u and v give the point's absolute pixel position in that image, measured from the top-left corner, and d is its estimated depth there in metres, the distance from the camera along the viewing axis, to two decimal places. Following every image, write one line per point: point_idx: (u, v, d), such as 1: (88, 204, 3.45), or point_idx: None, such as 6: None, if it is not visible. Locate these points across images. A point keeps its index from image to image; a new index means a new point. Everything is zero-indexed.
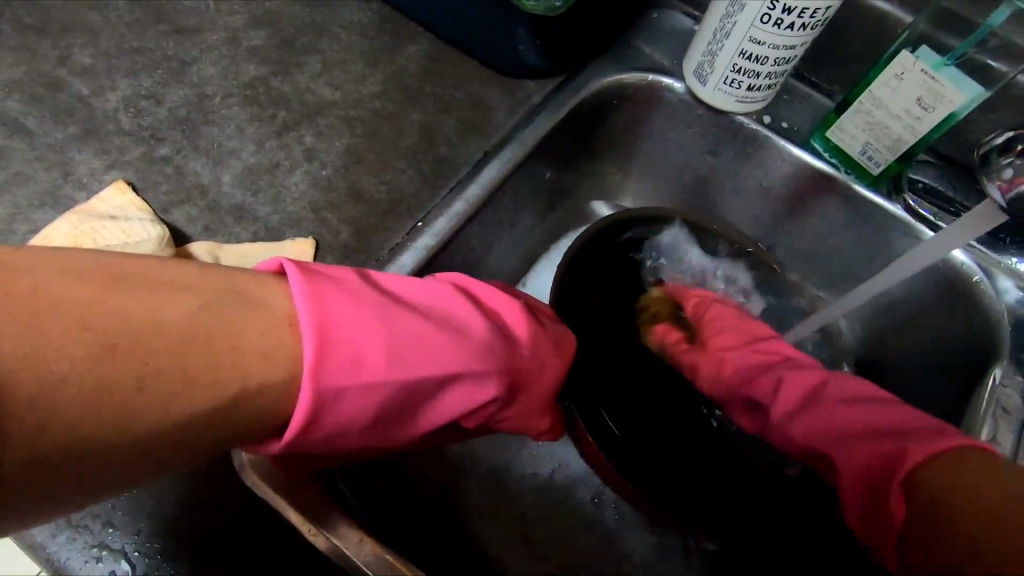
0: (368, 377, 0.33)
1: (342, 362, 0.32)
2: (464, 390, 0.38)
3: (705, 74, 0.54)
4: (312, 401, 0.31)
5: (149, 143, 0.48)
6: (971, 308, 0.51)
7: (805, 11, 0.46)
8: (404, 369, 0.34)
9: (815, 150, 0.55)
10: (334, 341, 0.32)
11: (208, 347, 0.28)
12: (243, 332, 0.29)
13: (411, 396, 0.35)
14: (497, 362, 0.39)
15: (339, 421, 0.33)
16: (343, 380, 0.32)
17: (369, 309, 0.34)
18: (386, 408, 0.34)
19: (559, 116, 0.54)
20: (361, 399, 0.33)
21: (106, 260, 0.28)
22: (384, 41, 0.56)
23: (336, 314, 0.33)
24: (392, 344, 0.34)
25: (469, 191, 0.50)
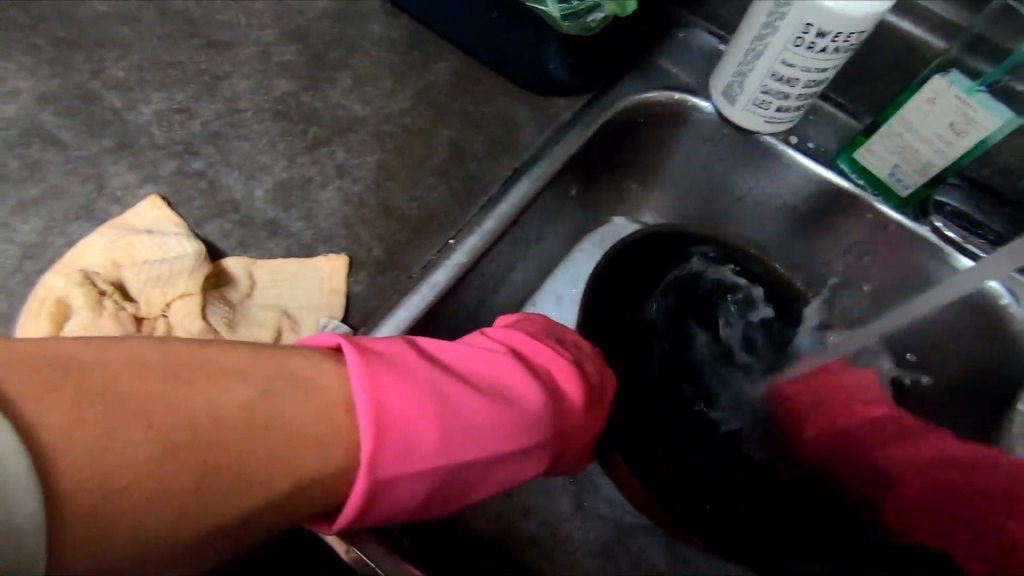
0: (421, 462, 0.33)
1: (399, 447, 0.32)
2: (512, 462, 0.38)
3: (734, 95, 0.55)
4: (368, 489, 0.31)
5: (182, 158, 0.48)
6: (998, 333, 0.51)
7: (838, 34, 0.46)
8: (456, 450, 0.34)
9: (840, 171, 0.56)
10: (390, 426, 0.32)
11: (263, 440, 0.28)
12: (299, 427, 0.29)
13: (463, 473, 0.35)
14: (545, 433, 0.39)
15: (392, 504, 0.33)
16: (398, 467, 0.32)
17: (423, 389, 0.34)
18: (438, 488, 0.34)
19: (589, 133, 0.55)
20: (413, 485, 0.33)
21: (168, 350, 0.28)
22: (414, 56, 0.56)
23: (392, 396, 0.32)
24: (445, 424, 0.34)
25: (500, 207, 0.50)
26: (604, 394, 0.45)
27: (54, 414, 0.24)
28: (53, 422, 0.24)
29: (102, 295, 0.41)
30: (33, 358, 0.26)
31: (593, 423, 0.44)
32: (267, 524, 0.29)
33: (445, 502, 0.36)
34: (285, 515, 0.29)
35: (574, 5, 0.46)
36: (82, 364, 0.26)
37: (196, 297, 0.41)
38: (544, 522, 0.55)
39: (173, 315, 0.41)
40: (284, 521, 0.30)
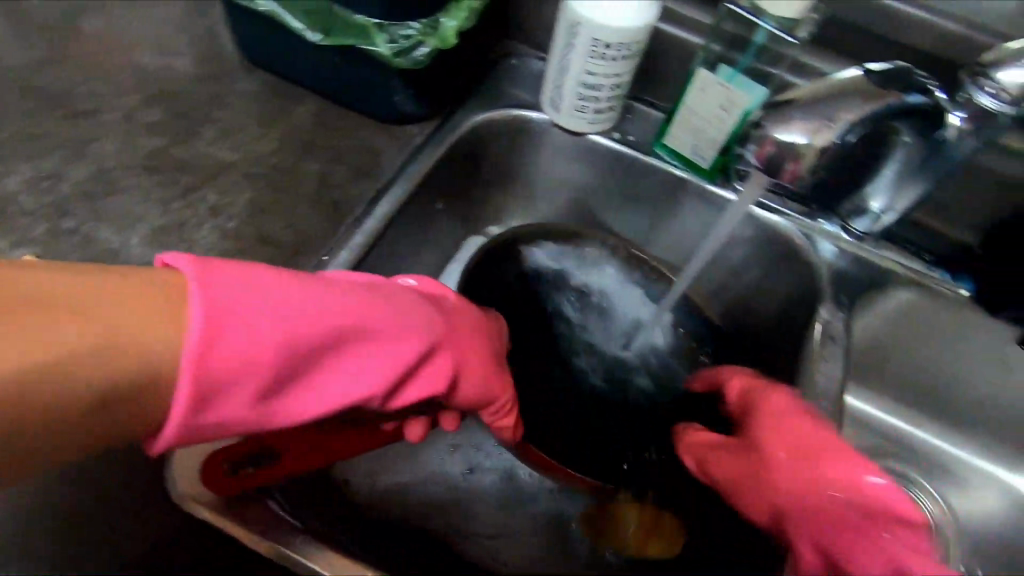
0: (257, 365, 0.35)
1: (227, 295, 0.35)
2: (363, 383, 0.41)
3: (559, 105, 0.64)
4: (199, 330, 0.33)
5: (55, 219, 0.51)
6: (801, 265, 0.63)
7: (620, 44, 0.57)
8: (295, 315, 0.37)
9: (658, 155, 0.66)
10: (218, 280, 0.35)
11: (73, 302, 0.31)
12: (109, 295, 0.32)
13: (306, 336, 0.38)
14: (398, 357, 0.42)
15: (231, 356, 0.34)
16: (229, 309, 0.35)
17: (262, 301, 0.37)
18: (281, 347, 0.36)
19: (441, 152, 0.62)
20: (250, 336, 0.35)
21: None
22: (275, 104, 0.62)
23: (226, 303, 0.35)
24: (279, 288, 0.38)
25: (368, 223, 0.56)
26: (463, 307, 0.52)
27: None
28: None
29: None
30: None
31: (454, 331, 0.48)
32: (84, 381, 0.30)
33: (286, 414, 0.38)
34: (105, 371, 0.31)
35: (400, 43, 0.54)
36: None
37: None
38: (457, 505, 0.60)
39: None
40: (105, 380, 0.31)
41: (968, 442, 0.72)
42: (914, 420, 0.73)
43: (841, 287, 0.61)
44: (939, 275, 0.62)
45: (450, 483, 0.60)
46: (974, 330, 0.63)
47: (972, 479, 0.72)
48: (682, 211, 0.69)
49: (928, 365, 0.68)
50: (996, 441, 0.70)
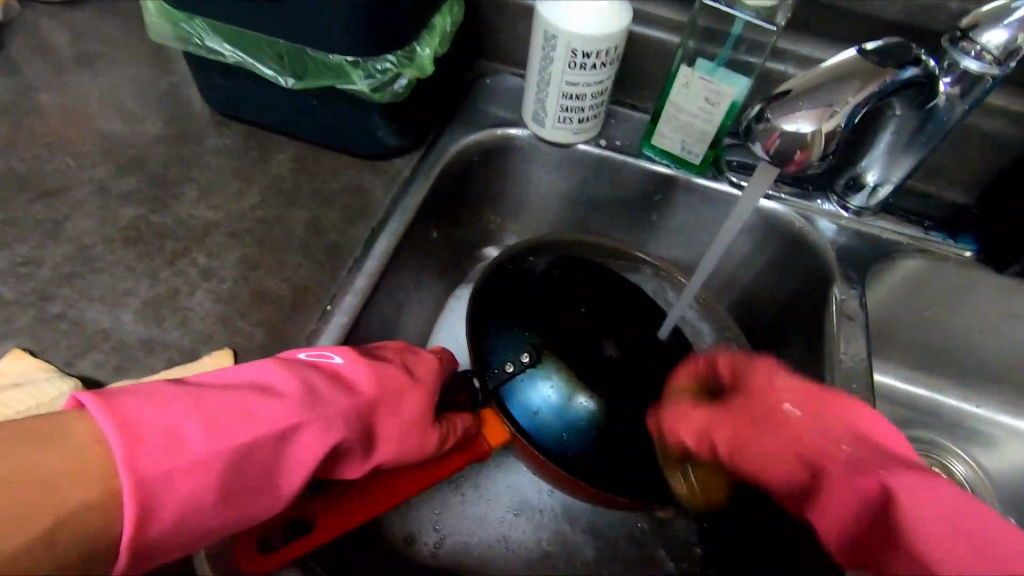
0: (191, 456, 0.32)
1: (147, 453, 0.31)
2: (309, 441, 0.37)
3: (542, 118, 0.63)
4: (139, 492, 0.30)
5: (38, 306, 0.48)
6: (805, 247, 0.63)
7: (599, 52, 0.56)
8: (205, 453, 0.32)
9: (648, 157, 0.66)
10: (142, 438, 0.31)
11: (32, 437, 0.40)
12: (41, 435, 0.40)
13: (245, 458, 0.34)
14: (332, 410, 0.39)
15: (177, 511, 0.31)
16: (148, 471, 0.31)
17: (173, 395, 0.34)
18: (223, 481, 0.33)
19: (430, 182, 0.61)
20: (166, 494, 0.31)
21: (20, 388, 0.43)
22: (252, 155, 0.60)
23: (140, 411, 0.32)
24: (203, 419, 0.34)
25: (368, 264, 0.54)
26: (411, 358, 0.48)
27: None
28: None
29: None
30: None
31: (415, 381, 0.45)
32: None
33: (238, 496, 0.34)
34: None
35: (379, 78, 0.53)
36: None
37: None
38: (498, 544, 0.56)
39: None
40: None
41: (990, 400, 0.72)
42: (934, 385, 0.73)
43: (849, 263, 0.61)
44: (937, 237, 0.62)
45: (488, 518, 0.57)
46: (984, 288, 0.63)
47: (999, 434, 0.72)
48: (678, 207, 0.68)
49: (942, 328, 0.68)
50: (1015, 392, 0.70)
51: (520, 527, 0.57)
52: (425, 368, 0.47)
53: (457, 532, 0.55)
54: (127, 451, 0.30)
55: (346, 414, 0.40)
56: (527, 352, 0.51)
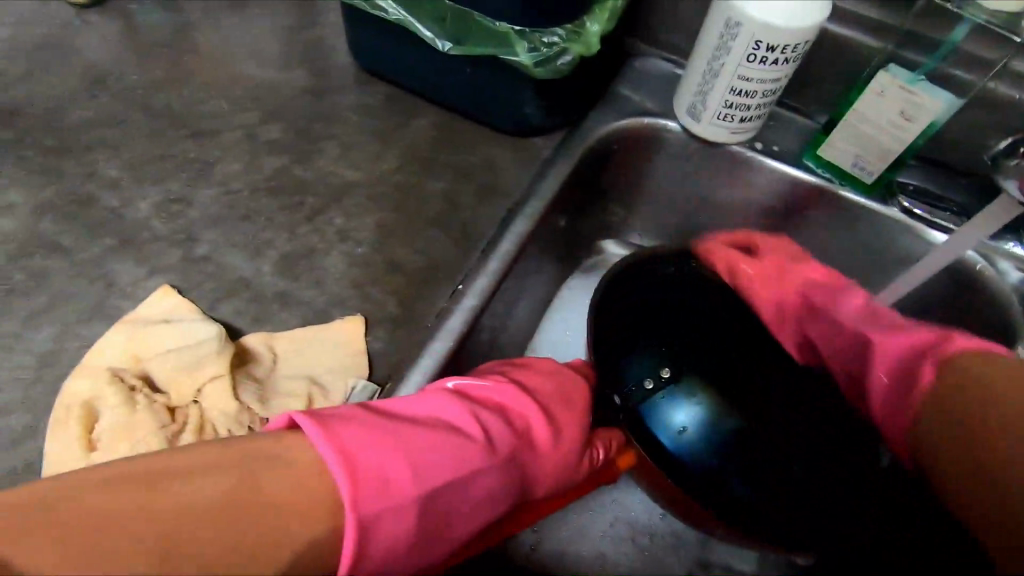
0: (400, 497, 0.31)
1: (370, 492, 0.30)
2: (491, 483, 0.36)
3: (699, 113, 0.58)
4: (363, 535, 0.29)
5: (185, 245, 0.49)
6: (981, 293, 0.55)
7: (786, 47, 0.50)
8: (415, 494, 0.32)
9: (807, 168, 0.59)
10: (363, 475, 0.30)
11: (187, 368, 0.42)
12: (193, 366, 0.42)
13: (442, 501, 0.33)
14: (507, 452, 0.38)
15: (386, 553, 0.30)
16: (372, 511, 0.30)
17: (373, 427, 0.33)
18: (424, 522, 0.32)
19: (570, 166, 0.57)
20: (385, 535, 0.30)
21: (173, 316, 0.44)
22: (393, 118, 0.59)
23: (356, 444, 0.31)
24: (407, 456, 0.33)
25: (501, 247, 0.51)
26: (564, 385, 0.47)
27: (123, 341, 0.43)
28: (119, 342, 0.43)
29: (133, 390, 0.41)
30: (138, 318, 0.44)
31: (569, 412, 0.45)
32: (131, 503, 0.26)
33: (431, 537, 0.33)
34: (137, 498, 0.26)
35: (543, 52, 0.49)
36: (145, 321, 0.44)
37: (225, 377, 0.41)
38: (600, 558, 0.54)
39: (204, 399, 0.41)
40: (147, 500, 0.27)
41: None
42: None
43: None
44: None
45: (591, 530, 0.55)
46: None
47: None
48: (833, 230, 0.61)
49: None
50: None
51: (624, 549, 0.54)
52: (575, 399, 0.46)
53: (555, 537, 0.54)
54: (353, 491, 0.29)
55: (516, 456, 0.39)
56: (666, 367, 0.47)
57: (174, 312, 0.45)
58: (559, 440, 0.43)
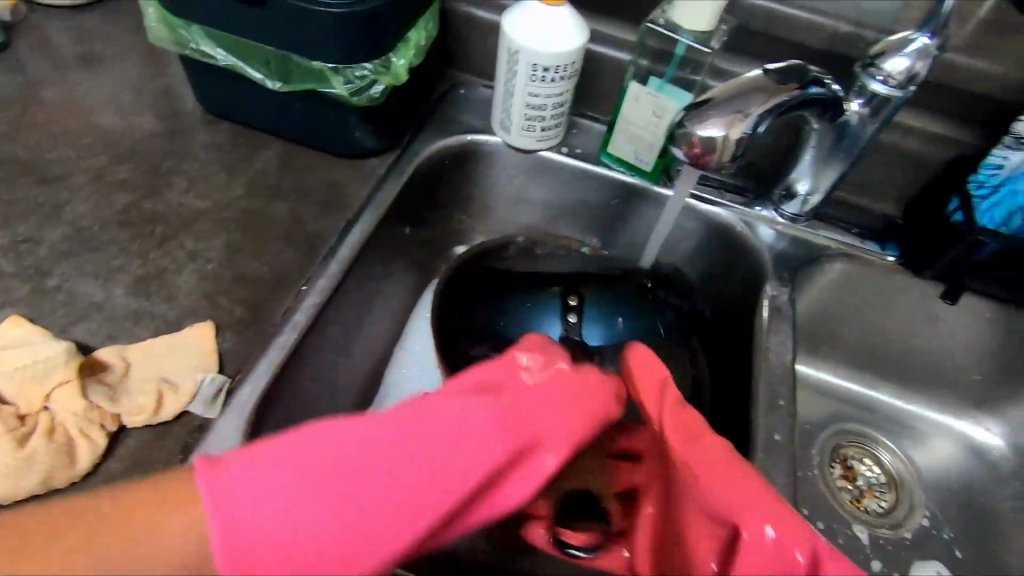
0: (277, 538, 0.32)
1: (236, 532, 0.32)
2: (388, 522, 0.35)
3: (508, 126, 0.69)
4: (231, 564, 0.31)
5: (35, 279, 0.53)
6: (744, 248, 0.69)
7: (557, 68, 0.63)
8: (286, 534, 0.32)
9: (604, 164, 0.72)
10: (231, 513, 0.32)
11: (35, 381, 0.46)
12: (41, 379, 0.46)
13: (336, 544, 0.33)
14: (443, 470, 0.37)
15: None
16: (238, 546, 0.31)
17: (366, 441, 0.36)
18: (308, 558, 0.33)
19: (403, 180, 0.66)
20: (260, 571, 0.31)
21: (23, 339, 0.48)
22: (240, 151, 0.66)
23: (237, 491, 0.32)
24: (287, 491, 0.33)
25: (341, 251, 0.59)
26: (522, 371, 0.45)
27: None
28: None
29: None
30: None
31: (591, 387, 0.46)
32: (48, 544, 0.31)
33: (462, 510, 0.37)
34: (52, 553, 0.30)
35: (356, 84, 0.59)
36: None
37: (73, 382, 0.46)
38: None
39: (56, 404, 0.45)
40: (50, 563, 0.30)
41: (921, 399, 0.78)
42: (866, 381, 0.79)
43: (782, 265, 0.67)
44: (868, 246, 0.69)
45: None
46: (902, 289, 0.70)
47: (928, 432, 0.78)
48: (637, 215, 0.74)
49: (874, 328, 0.74)
50: (940, 391, 0.77)
51: None
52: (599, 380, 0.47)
53: None
54: (220, 535, 0.31)
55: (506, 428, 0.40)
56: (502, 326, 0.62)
57: (25, 335, 0.48)
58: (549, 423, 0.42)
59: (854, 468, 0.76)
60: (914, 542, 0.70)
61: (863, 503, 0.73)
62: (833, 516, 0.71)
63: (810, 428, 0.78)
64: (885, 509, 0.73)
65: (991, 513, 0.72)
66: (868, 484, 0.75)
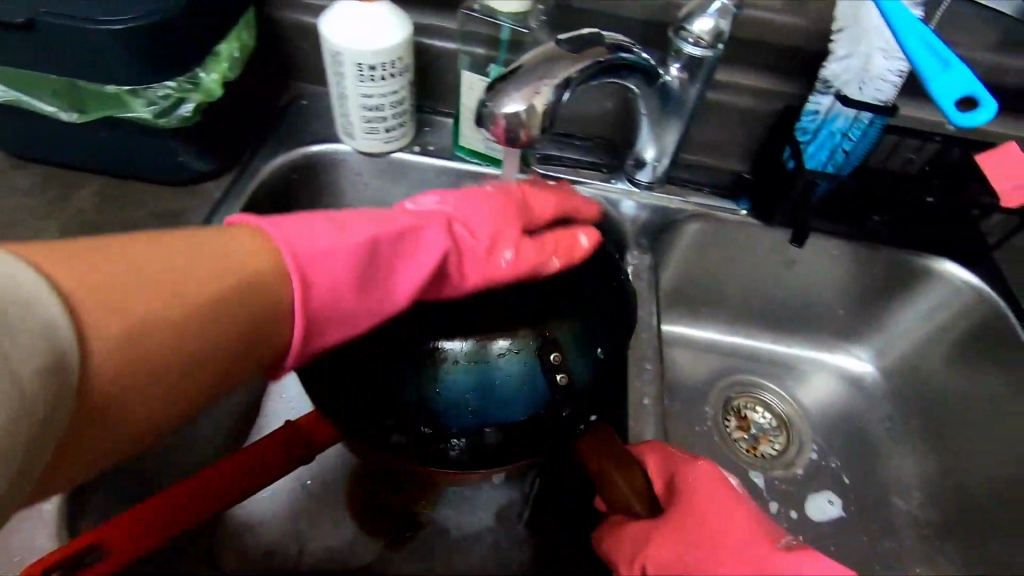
0: (333, 251, 0.40)
1: (307, 247, 0.40)
2: (393, 273, 0.43)
3: (351, 132, 0.67)
4: (289, 273, 0.39)
5: None
6: (606, 223, 0.70)
7: (384, 64, 0.61)
8: (346, 249, 0.41)
9: (460, 157, 0.71)
10: (305, 265, 0.39)
11: None
12: None
13: (377, 262, 0.43)
14: (454, 235, 0.47)
15: (325, 296, 0.40)
16: (297, 253, 0.39)
17: (370, 213, 0.44)
18: (349, 270, 0.41)
19: (243, 202, 0.62)
20: (325, 270, 0.40)
21: None
22: (52, 193, 0.60)
23: (295, 233, 0.40)
24: (330, 240, 0.41)
25: None
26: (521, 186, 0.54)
27: None
28: None
29: None
30: None
31: (544, 200, 0.53)
32: (137, 312, 0.33)
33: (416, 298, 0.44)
34: (161, 302, 0.34)
35: (160, 105, 0.55)
36: None
37: None
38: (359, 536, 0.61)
39: None
40: (144, 313, 0.33)
41: (799, 340, 0.82)
42: (748, 332, 0.82)
43: (642, 234, 0.69)
44: (724, 204, 0.72)
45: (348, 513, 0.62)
46: (759, 238, 0.72)
47: (810, 369, 0.82)
48: None
49: (744, 280, 0.77)
50: (813, 330, 0.81)
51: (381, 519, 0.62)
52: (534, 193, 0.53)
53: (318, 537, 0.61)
54: (288, 256, 0.39)
55: (464, 222, 0.48)
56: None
57: None
58: (531, 212, 0.52)
59: (747, 418, 0.78)
60: (807, 477, 0.73)
61: (759, 449, 0.75)
62: (730, 466, 0.73)
63: (703, 386, 0.80)
64: (778, 451, 0.75)
65: (871, 436, 0.76)
66: (762, 430, 0.77)
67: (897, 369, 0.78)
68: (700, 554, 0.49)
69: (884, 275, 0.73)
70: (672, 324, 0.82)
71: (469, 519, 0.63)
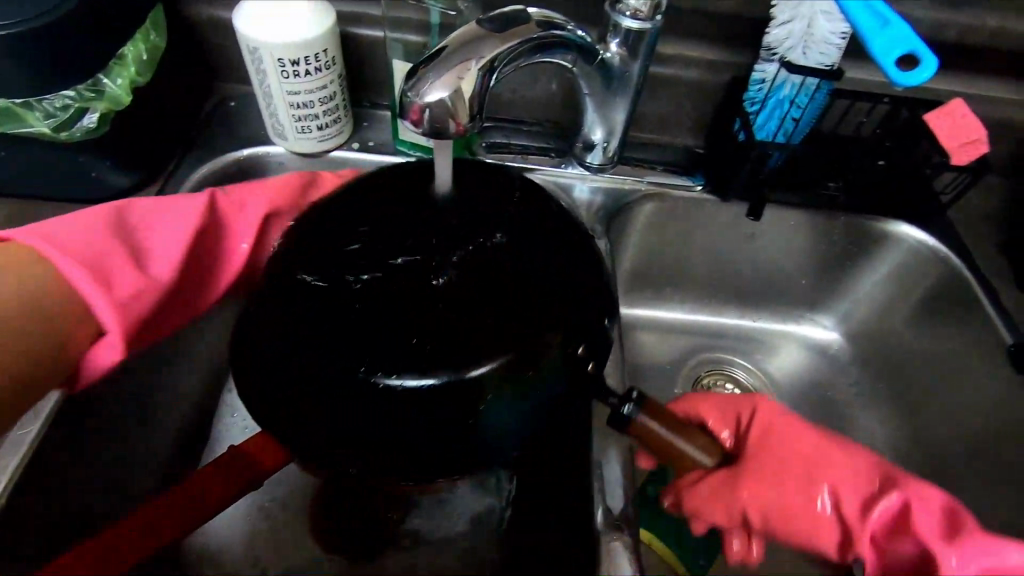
0: (82, 252, 0.47)
1: (61, 247, 0.46)
2: (119, 273, 0.48)
3: (282, 132, 0.63)
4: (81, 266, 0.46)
5: None
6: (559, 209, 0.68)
7: (307, 58, 0.57)
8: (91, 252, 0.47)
9: (401, 151, 0.67)
10: (64, 255, 0.46)
11: None
12: None
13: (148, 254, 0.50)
14: (184, 232, 0.52)
15: (124, 291, 0.47)
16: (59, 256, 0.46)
17: (162, 205, 0.53)
18: (125, 265, 0.48)
19: None
20: (120, 262, 0.48)
21: None
22: None
23: (57, 231, 0.47)
24: (64, 248, 0.46)
25: None
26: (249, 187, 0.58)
27: None
28: None
29: None
30: None
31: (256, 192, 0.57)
32: None
33: (177, 279, 0.51)
34: None
35: (59, 116, 0.50)
36: None
37: None
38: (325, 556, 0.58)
39: None
40: None
41: (765, 312, 0.81)
42: (714, 309, 0.81)
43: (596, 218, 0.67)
44: (677, 181, 0.70)
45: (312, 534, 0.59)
46: (717, 214, 0.71)
47: (778, 341, 0.81)
48: None
49: (705, 257, 0.76)
50: (778, 302, 0.80)
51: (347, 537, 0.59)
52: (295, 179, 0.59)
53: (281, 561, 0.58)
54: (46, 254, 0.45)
55: (192, 223, 0.52)
56: (299, 276, 0.44)
57: None
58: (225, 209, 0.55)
59: None
60: None
61: None
62: None
63: (672, 367, 0.78)
64: None
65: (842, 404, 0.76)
66: None
67: (863, 334, 0.77)
68: (782, 491, 0.52)
69: (844, 242, 0.72)
70: (637, 307, 0.80)
71: (440, 527, 0.61)
